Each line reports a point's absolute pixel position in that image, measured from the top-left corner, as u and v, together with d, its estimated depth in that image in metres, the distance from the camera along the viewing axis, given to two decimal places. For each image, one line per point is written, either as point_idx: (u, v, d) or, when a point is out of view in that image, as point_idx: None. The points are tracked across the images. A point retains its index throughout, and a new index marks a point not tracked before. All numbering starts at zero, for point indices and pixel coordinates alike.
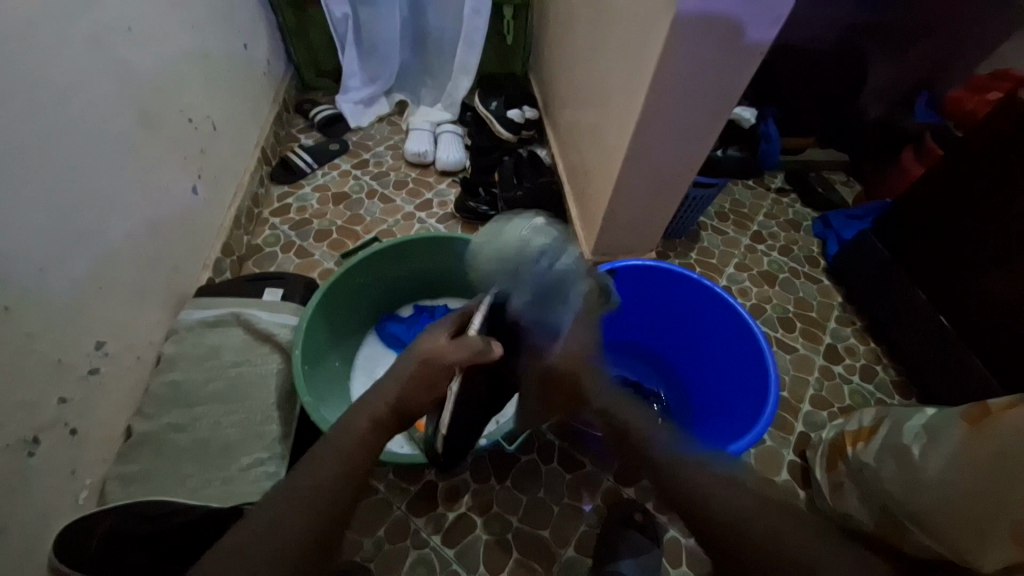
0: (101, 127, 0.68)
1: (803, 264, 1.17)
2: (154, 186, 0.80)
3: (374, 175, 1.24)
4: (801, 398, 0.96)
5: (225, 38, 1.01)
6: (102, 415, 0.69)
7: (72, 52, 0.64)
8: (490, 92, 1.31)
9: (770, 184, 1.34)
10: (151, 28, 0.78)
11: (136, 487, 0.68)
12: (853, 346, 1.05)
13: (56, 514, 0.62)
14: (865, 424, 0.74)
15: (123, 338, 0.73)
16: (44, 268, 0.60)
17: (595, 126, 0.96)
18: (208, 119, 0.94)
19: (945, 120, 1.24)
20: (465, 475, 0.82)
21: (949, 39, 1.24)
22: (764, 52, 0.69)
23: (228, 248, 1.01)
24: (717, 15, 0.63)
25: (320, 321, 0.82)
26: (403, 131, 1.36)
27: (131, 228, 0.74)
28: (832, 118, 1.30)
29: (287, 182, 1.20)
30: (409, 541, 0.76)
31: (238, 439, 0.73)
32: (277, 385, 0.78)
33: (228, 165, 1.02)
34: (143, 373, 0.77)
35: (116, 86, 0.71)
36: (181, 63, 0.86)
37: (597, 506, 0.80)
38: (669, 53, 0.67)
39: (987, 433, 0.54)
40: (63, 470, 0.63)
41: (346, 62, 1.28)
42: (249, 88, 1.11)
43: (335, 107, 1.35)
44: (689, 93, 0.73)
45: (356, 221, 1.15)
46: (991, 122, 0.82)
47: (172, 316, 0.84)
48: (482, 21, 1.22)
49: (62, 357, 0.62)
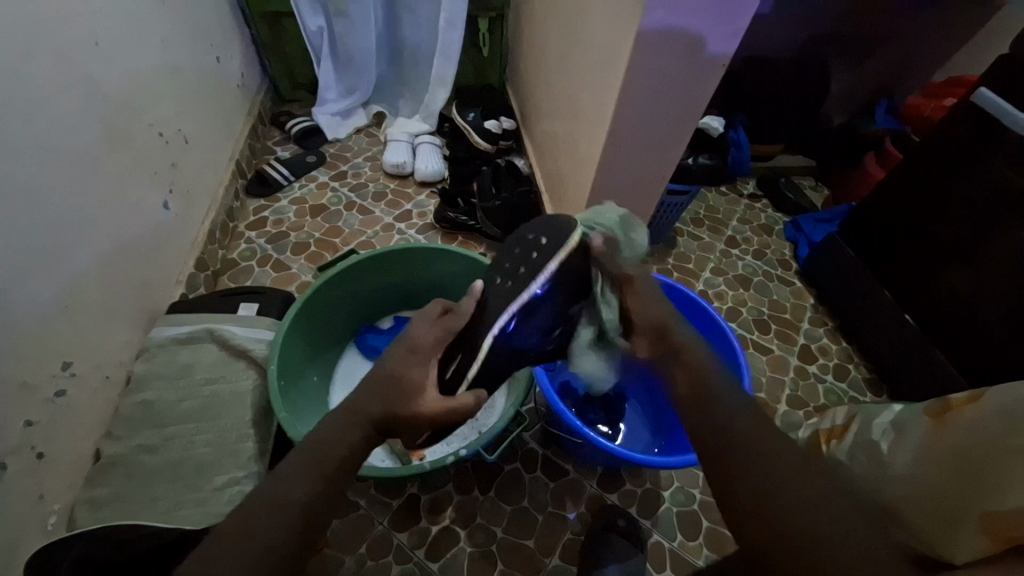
0: (65, 143, 0.67)
1: (776, 267, 1.20)
2: (123, 202, 0.78)
3: (352, 187, 1.24)
4: (776, 398, 0.98)
5: (197, 51, 1.00)
6: (70, 438, 0.67)
7: (32, 66, 0.62)
8: (467, 104, 1.33)
9: (742, 190, 1.37)
10: (118, 42, 0.77)
11: (106, 511, 0.66)
12: (826, 346, 1.08)
13: (22, 542, 0.59)
14: (837, 421, 0.70)
15: (91, 358, 0.71)
16: (9, 290, 0.58)
17: (569, 136, 0.98)
18: (179, 132, 0.93)
19: (905, 126, 1.29)
20: (448, 487, 0.81)
21: (904, 49, 1.30)
22: (726, 65, 0.71)
23: (202, 263, 0.99)
24: (680, 29, 0.65)
25: (297, 335, 0.82)
26: (381, 142, 1.36)
27: (100, 245, 0.73)
28: (799, 126, 1.35)
29: (263, 195, 1.19)
30: (391, 556, 0.75)
31: (212, 458, 0.71)
32: (253, 401, 0.77)
33: (201, 179, 1.01)
34: (113, 394, 0.75)
35: (81, 101, 0.70)
36: (150, 77, 0.85)
37: (581, 513, 0.80)
38: (636, 66, 0.69)
39: (955, 424, 0.54)
40: (29, 496, 0.60)
41: (321, 75, 1.28)
42: (221, 101, 1.10)
43: (312, 119, 1.35)
44: (657, 103, 0.75)
45: (334, 233, 1.15)
46: (944, 129, 0.86)
47: (144, 334, 0.82)
48: (457, 34, 1.23)
49: (27, 379, 0.60)
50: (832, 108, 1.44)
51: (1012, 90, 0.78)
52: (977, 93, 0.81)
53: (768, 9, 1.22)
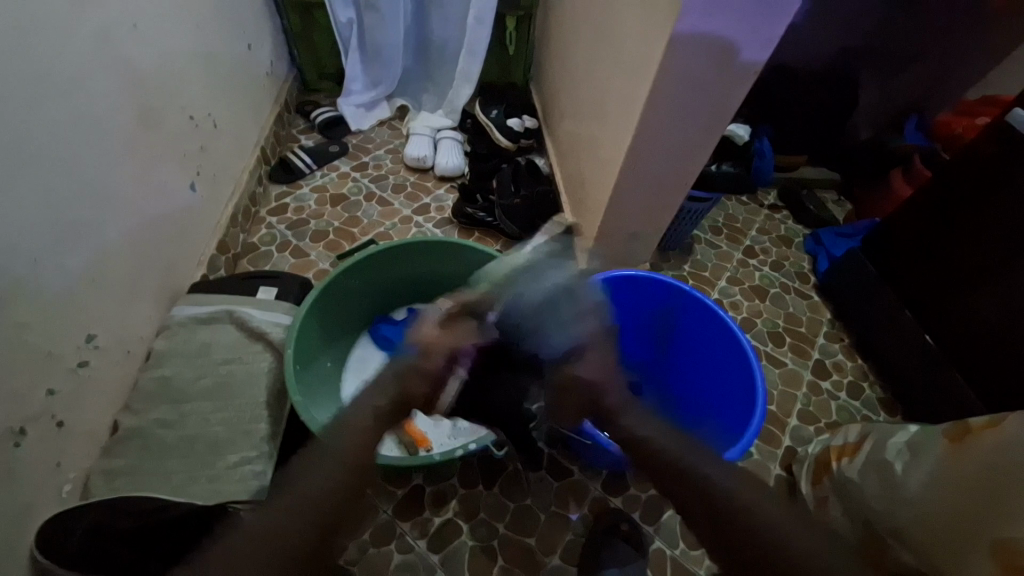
0: (100, 121, 0.69)
1: (794, 280, 1.19)
2: (152, 183, 0.80)
3: (373, 178, 1.25)
4: (788, 412, 0.97)
5: (229, 37, 1.01)
6: (90, 409, 0.69)
7: (75, 47, 0.64)
8: (491, 101, 1.33)
9: (763, 201, 1.36)
10: (155, 26, 0.79)
11: (120, 482, 0.68)
12: (841, 362, 1.06)
13: (39, 506, 0.61)
14: (850, 440, 0.74)
15: (114, 332, 0.73)
16: (39, 260, 0.60)
17: (592, 138, 0.98)
18: (209, 117, 0.95)
19: (934, 143, 1.29)
20: (453, 480, 0.82)
21: (938, 66, 1.28)
22: (757, 73, 0.71)
23: (224, 245, 1.01)
24: (714, 35, 0.65)
25: (313, 321, 0.83)
26: (404, 135, 1.37)
27: (128, 223, 0.75)
28: (824, 139, 1.33)
29: (286, 183, 1.21)
30: (394, 545, 0.75)
31: (225, 437, 0.72)
32: (268, 384, 0.78)
33: (227, 164, 1.03)
34: (133, 368, 0.77)
35: (117, 82, 0.71)
36: (185, 62, 0.87)
37: (585, 514, 0.80)
38: (666, 69, 0.69)
39: (969, 452, 0.55)
40: (48, 463, 0.62)
41: (348, 66, 1.29)
42: (250, 87, 1.11)
43: (336, 109, 1.36)
44: (684, 110, 0.74)
45: (353, 223, 1.16)
46: (979, 147, 0.84)
47: (165, 311, 0.84)
48: (485, 32, 1.24)
49: (52, 349, 0.62)
50: (861, 123, 1.39)
51: None
52: (1011, 115, 0.80)
53: (800, 19, 1.21)
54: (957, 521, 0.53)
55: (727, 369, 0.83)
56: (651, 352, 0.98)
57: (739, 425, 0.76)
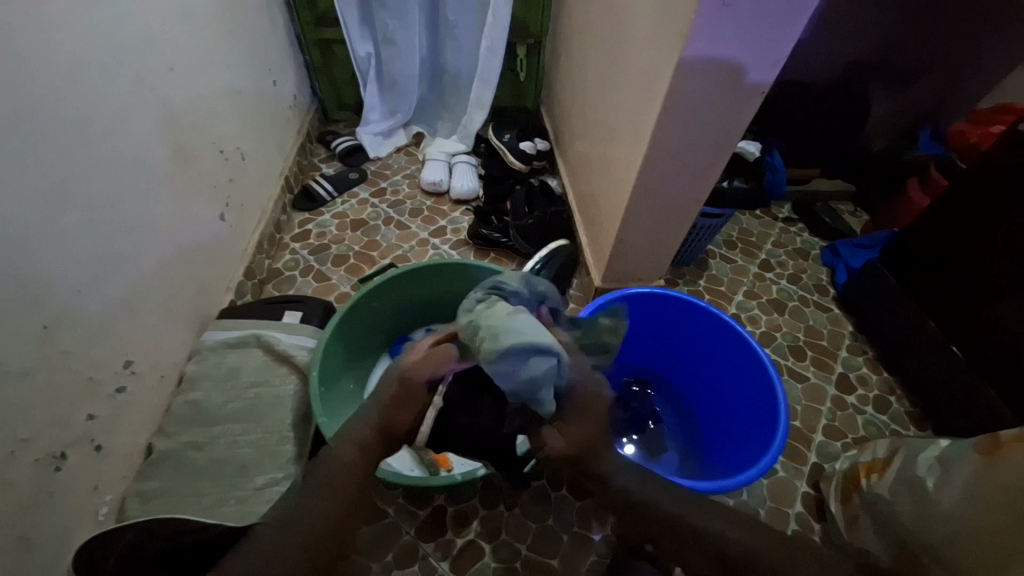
0: (138, 159, 0.73)
1: (813, 293, 1.18)
2: (185, 214, 0.84)
3: (390, 203, 1.29)
4: (813, 428, 0.95)
5: (255, 74, 1.07)
6: (126, 433, 0.71)
7: (117, 92, 0.69)
8: (503, 125, 1.37)
9: (777, 214, 1.36)
10: (189, 69, 0.85)
11: (153, 503, 0.70)
12: (866, 376, 1.04)
13: (77, 529, 0.63)
14: (880, 456, 0.74)
15: (149, 358, 0.76)
16: (82, 290, 0.63)
17: (604, 158, 1.00)
18: (236, 150, 1.00)
19: (949, 151, 1.26)
20: (475, 501, 0.82)
21: (947, 75, 1.28)
22: (765, 92, 0.72)
23: (250, 271, 1.05)
24: (721, 59, 0.67)
25: (337, 343, 0.85)
26: (419, 160, 1.42)
27: (163, 253, 0.78)
28: (836, 152, 1.34)
29: (307, 209, 1.25)
30: (418, 566, 0.76)
31: (253, 459, 0.74)
32: (293, 405, 0.80)
33: (253, 194, 1.07)
34: (166, 392, 0.80)
35: (154, 121, 0.76)
36: (215, 99, 0.92)
37: (607, 535, 0.79)
38: (674, 93, 0.71)
39: (1001, 466, 0.54)
40: (86, 485, 0.65)
41: (367, 97, 1.35)
42: (275, 121, 1.17)
43: (355, 138, 1.41)
44: (694, 129, 0.76)
45: (372, 246, 1.19)
46: (996, 155, 0.84)
47: (196, 337, 0.87)
48: (496, 60, 1.28)
49: (92, 375, 0.65)
50: (872, 134, 1.41)
51: None
52: None
53: (807, 35, 1.22)
54: (994, 541, 0.51)
55: (748, 386, 0.82)
56: (666, 365, 0.97)
57: (763, 442, 0.75)
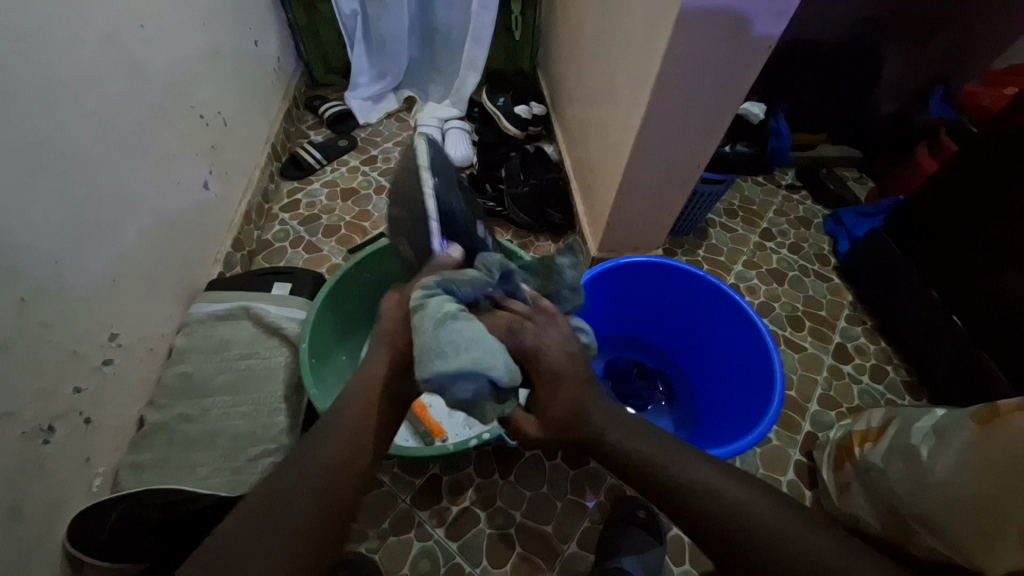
0: (112, 123, 0.69)
1: (813, 262, 1.16)
2: (166, 183, 0.81)
3: (382, 171, 1.25)
4: (808, 397, 0.95)
5: (234, 33, 1.01)
6: (115, 405, 0.71)
7: (85, 50, 0.65)
8: (498, 89, 1.32)
9: (780, 181, 1.32)
10: (161, 27, 0.80)
11: (147, 474, 0.70)
12: (864, 346, 1.03)
13: (71, 500, 0.63)
14: (874, 424, 0.74)
15: (135, 331, 0.74)
16: (59, 262, 0.61)
17: (601, 122, 0.96)
18: (218, 115, 0.96)
19: (962, 115, 1.21)
20: (470, 470, 0.83)
21: (963, 33, 1.22)
22: (772, 46, 0.68)
23: (238, 243, 1.02)
24: (726, 8, 0.63)
25: (327, 315, 0.83)
26: (411, 127, 1.37)
27: (144, 223, 0.76)
28: (843, 116, 1.29)
29: (296, 178, 1.21)
30: (413, 533, 0.77)
31: (246, 430, 0.74)
32: (285, 378, 0.80)
33: (238, 161, 1.04)
34: (155, 365, 0.79)
35: (127, 83, 0.72)
36: (193, 61, 0.87)
37: (601, 502, 0.80)
38: (675, 47, 0.67)
39: (997, 433, 0.54)
40: (77, 458, 0.64)
41: (354, 59, 1.29)
42: (258, 84, 1.12)
43: (344, 103, 1.36)
44: (693, 88, 0.72)
45: (363, 217, 1.16)
46: (1011, 115, 0.80)
47: (184, 309, 0.86)
48: (489, 17, 1.22)
49: (77, 348, 0.64)
50: (883, 96, 1.35)
51: None
52: None
53: None
54: (979, 507, 0.51)
55: (744, 356, 0.81)
56: (662, 334, 0.96)
57: (756, 411, 0.75)
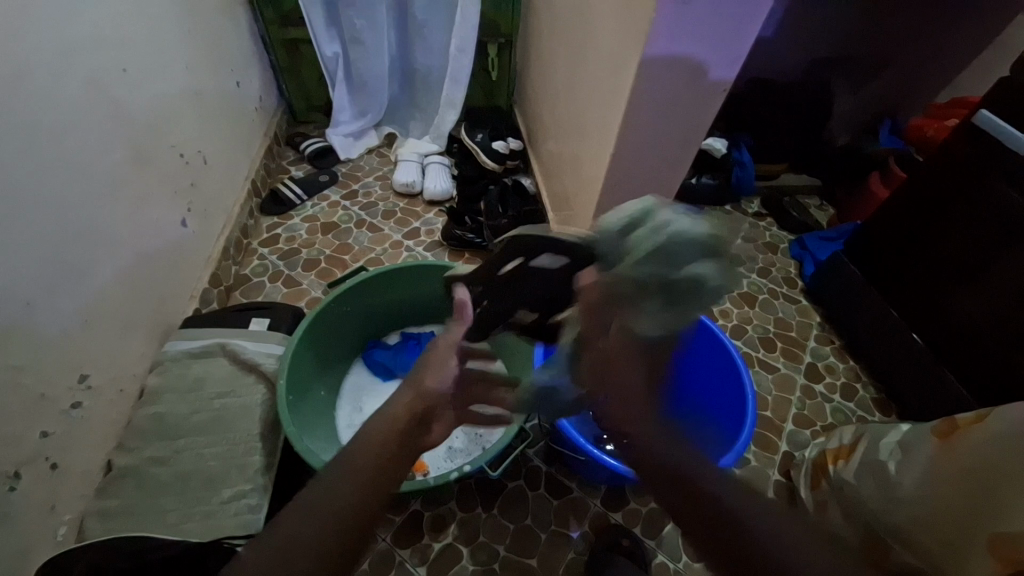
0: (91, 164, 0.70)
1: (782, 285, 1.21)
2: (144, 221, 0.81)
3: (362, 206, 1.27)
4: (783, 417, 0.97)
5: (217, 75, 1.04)
6: (83, 449, 0.68)
7: (65, 94, 0.66)
8: (476, 125, 1.36)
9: (747, 209, 1.38)
10: (144, 69, 0.81)
11: (114, 522, 0.67)
12: (833, 364, 1.07)
13: (32, 551, 0.61)
14: (846, 442, 0.76)
15: (106, 371, 0.73)
16: (32, 303, 0.60)
17: (574, 156, 1.00)
18: (199, 153, 0.97)
19: (908, 146, 1.30)
20: (452, 504, 0.81)
21: (903, 72, 1.33)
22: (727, 90, 0.73)
23: (216, 279, 1.02)
24: (683, 56, 0.68)
25: (305, 350, 0.83)
26: (392, 162, 1.40)
27: (120, 261, 0.76)
28: (801, 148, 1.37)
29: (276, 213, 1.22)
30: (394, 573, 0.75)
31: (221, 471, 0.72)
32: (262, 415, 0.78)
33: (218, 198, 1.04)
34: (126, 406, 0.77)
35: (108, 124, 0.73)
36: (175, 100, 0.89)
37: (585, 532, 0.79)
38: (639, 90, 0.71)
39: (958, 446, 0.56)
40: (42, 506, 0.62)
41: (336, 97, 1.33)
42: (239, 122, 1.14)
43: (325, 140, 1.39)
44: (659, 127, 0.77)
45: (344, 250, 1.17)
46: (949, 147, 0.87)
47: (158, 347, 0.84)
48: (466, 59, 1.28)
49: (45, 391, 0.62)
50: (837, 129, 1.45)
51: (1008, 111, 0.79)
52: (978, 115, 0.82)
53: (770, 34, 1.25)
54: (948, 519, 0.53)
55: (718, 380, 0.83)
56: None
57: (731, 433, 0.76)
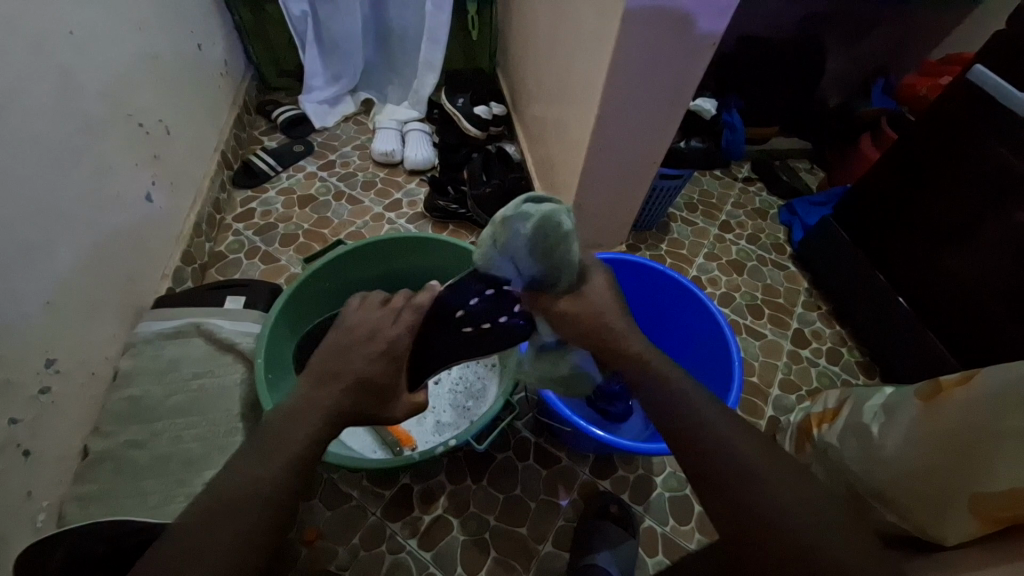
0: (44, 136, 0.65)
1: (770, 252, 1.20)
2: (105, 197, 0.77)
3: (340, 176, 1.22)
4: (769, 382, 0.98)
5: (175, 37, 0.97)
6: (55, 435, 0.66)
7: (5, 60, 0.60)
8: (457, 89, 1.30)
9: (737, 174, 1.36)
10: (93, 31, 0.75)
11: (94, 507, 0.66)
12: (819, 330, 1.07)
13: (11, 538, 0.60)
14: (830, 407, 0.68)
15: (74, 355, 0.70)
16: None
17: (558, 121, 0.96)
18: (160, 123, 0.91)
19: (900, 105, 1.27)
20: (441, 476, 0.81)
21: (898, 27, 1.29)
22: (716, 42, 0.70)
23: (189, 257, 0.98)
24: (668, 7, 0.64)
25: (283, 328, 0.81)
26: (370, 130, 1.34)
27: (81, 242, 0.71)
28: (793, 111, 1.34)
29: (250, 186, 1.17)
30: (385, 546, 0.75)
31: (201, 453, 0.71)
32: (240, 395, 0.77)
33: (185, 171, 0.99)
34: (99, 391, 0.75)
35: (57, 94, 0.68)
36: (128, 66, 0.83)
37: (574, 500, 0.80)
38: (622, 44, 0.67)
39: (944, 404, 0.50)
40: (17, 493, 0.60)
41: (307, 62, 1.25)
42: (203, 90, 1.07)
43: (298, 108, 1.32)
44: (643, 85, 0.73)
45: (322, 224, 1.13)
46: (943, 104, 0.84)
47: (130, 329, 0.81)
48: (444, 17, 1.20)
49: (9, 377, 0.59)
50: (828, 89, 1.41)
51: (1007, 68, 0.76)
52: (972, 71, 0.80)
53: None
54: (928, 474, 0.48)
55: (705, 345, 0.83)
56: None
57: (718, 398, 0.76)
